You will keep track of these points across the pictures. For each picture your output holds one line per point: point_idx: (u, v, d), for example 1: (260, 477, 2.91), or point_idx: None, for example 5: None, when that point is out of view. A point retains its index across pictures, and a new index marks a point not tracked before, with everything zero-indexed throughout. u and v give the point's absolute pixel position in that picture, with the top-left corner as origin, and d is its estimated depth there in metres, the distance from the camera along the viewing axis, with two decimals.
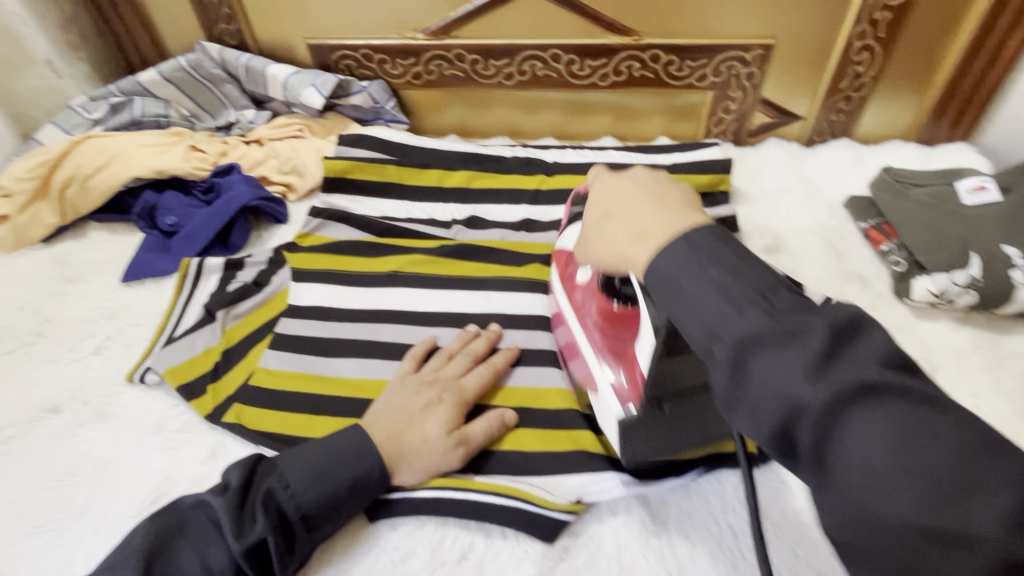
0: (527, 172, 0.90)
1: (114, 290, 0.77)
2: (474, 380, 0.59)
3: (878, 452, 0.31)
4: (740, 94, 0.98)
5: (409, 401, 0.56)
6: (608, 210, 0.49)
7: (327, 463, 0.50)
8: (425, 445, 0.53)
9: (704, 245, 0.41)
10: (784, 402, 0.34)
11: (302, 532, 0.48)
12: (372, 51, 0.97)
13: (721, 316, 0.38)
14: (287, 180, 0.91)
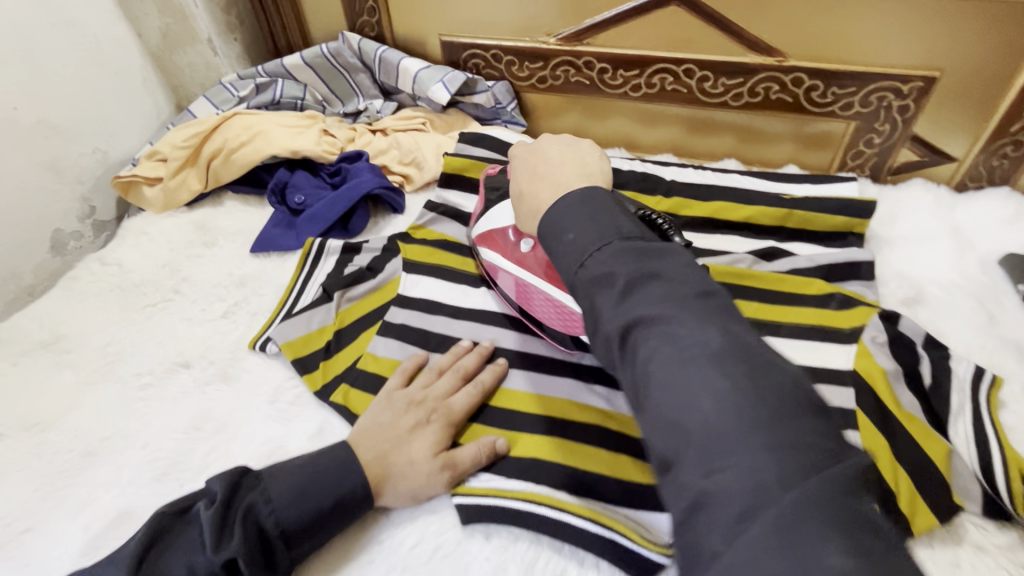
0: (643, 189, 0.88)
1: (244, 259, 0.82)
2: (465, 401, 0.59)
3: (704, 419, 0.37)
4: (888, 128, 0.90)
5: (397, 420, 0.57)
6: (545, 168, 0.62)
7: (309, 484, 0.51)
8: (411, 467, 0.54)
9: (597, 204, 0.50)
10: (637, 377, 0.41)
11: (280, 548, 0.49)
12: (502, 52, 0.98)
13: (593, 239, 0.48)
14: (406, 171, 0.94)
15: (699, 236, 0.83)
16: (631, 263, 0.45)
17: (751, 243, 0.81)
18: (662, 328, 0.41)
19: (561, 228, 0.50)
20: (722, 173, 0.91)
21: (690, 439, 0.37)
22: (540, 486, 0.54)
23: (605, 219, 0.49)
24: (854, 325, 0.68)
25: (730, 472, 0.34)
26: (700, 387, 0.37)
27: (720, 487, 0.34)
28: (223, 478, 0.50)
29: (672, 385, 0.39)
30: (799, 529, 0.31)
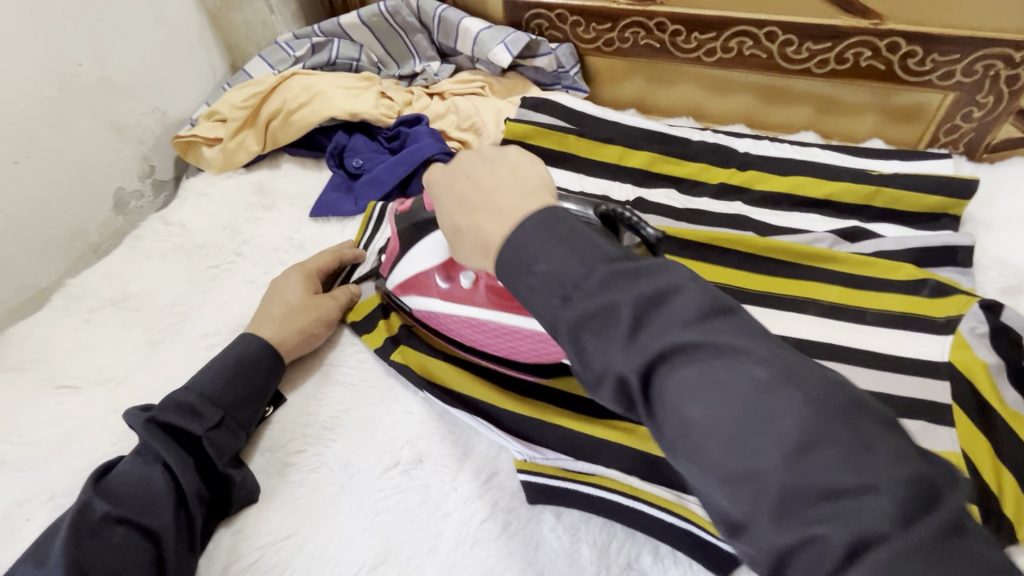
0: (716, 161, 0.83)
1: (303, 223, 0.82)
2: (319, 260, 0.70)
3: (705, 393, 0.32)
4: (991, 100, 0.82)
5: (275, 297, 0.65)
6: (456, 226, 0.47)
7: (225, 364, 0.57)
8: (309, 310, 0.64)
9: (553, 221, 0.40)
10: (638, 372, 0.35)
11: (211, 409, 0.54)
12: (568, 12, 0.93)
13: (568, 267, 0.38)
14: (464, 137, 0.91)
15: (776, 212, 0.78)
16: (583, 250, 0.38)
17: (832, 223, 0.76)
18: (632, 315, 0.35)
19: (532, 256, 0.39)
20: (800, 147, 0.85)
21: (716, 429, 0.32)
22: (611, 470, 0.51)
23: (582, 241, 0.39)
24: (950, 317, 0.63)
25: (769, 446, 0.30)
26: (708, 361, 0.33)
27: (758, 464, 0.30)
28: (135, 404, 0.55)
29: (606, 348, 0.36)
30: (750, 460, 0.31)
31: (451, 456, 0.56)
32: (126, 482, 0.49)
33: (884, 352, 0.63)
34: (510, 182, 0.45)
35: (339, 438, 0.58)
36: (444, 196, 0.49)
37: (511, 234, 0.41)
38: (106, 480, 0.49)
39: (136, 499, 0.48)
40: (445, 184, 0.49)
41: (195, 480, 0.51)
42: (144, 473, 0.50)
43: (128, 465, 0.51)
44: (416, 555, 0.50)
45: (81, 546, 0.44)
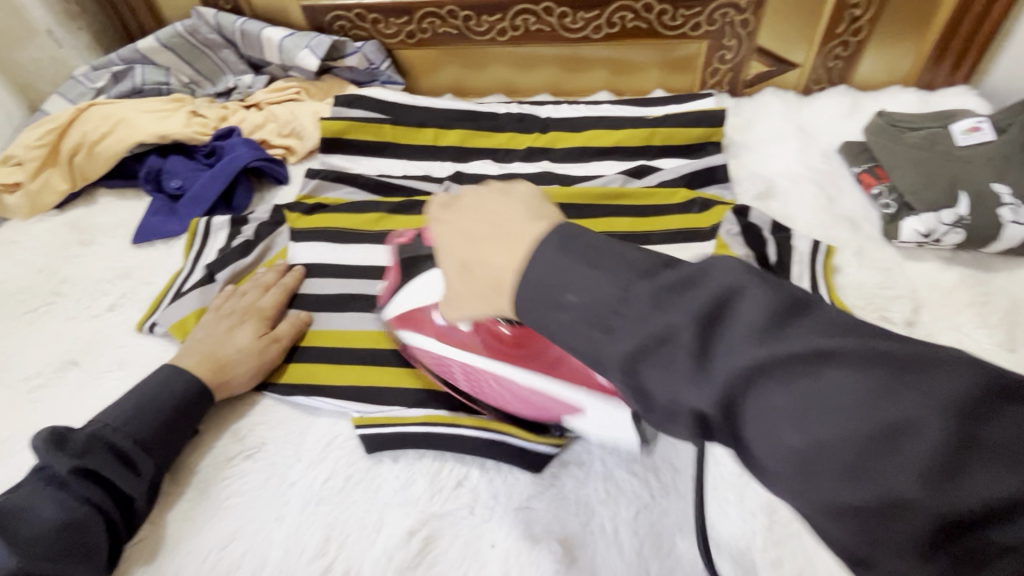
0: (521, 129, 0.92)
1: (126, 252, 0.81)
2: (271, 300, 0.67)
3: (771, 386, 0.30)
4: (735, 43, 0.97)
5: (211, 331, 0.63)
6: (462, 262, 0.43)
7: (147, 400, 0.55)
8: (240, 352, 0.61)
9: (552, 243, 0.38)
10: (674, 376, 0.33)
11: (144, 457, 0.53)
12: (365, 11, 0.97)
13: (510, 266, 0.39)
14: (286, 142, 0.93)
15: (576, 164, 0.88)
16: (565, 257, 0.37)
17: (623, 165, 0.87)
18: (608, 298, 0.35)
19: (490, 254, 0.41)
20: (592, 105, 0.95)
21: (843, 457, 0.28)
22: (434, 410, 0.58)
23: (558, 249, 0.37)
24: (710, 227, 0.75)
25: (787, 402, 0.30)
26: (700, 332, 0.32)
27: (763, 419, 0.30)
28: (40, 435, 0.50)
29: (764, 391, 0.30)
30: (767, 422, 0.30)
31: (292, 433, 0.60)
32: (42, 530, 0.46)
33: None
34: (515, 211, 0.44)
35: None
36: (457, 240, 0.45)
37: (531, 261, 0.38)
38: (13, 524, 0.46)
39: (60, 544, 0.46)
40: (449, 219, 0.47)
41: (111, 514, 0.50)
42: (69, 517, 0.47)
43: (40, 509, 0.47)
44: (265, 525, 0.53)
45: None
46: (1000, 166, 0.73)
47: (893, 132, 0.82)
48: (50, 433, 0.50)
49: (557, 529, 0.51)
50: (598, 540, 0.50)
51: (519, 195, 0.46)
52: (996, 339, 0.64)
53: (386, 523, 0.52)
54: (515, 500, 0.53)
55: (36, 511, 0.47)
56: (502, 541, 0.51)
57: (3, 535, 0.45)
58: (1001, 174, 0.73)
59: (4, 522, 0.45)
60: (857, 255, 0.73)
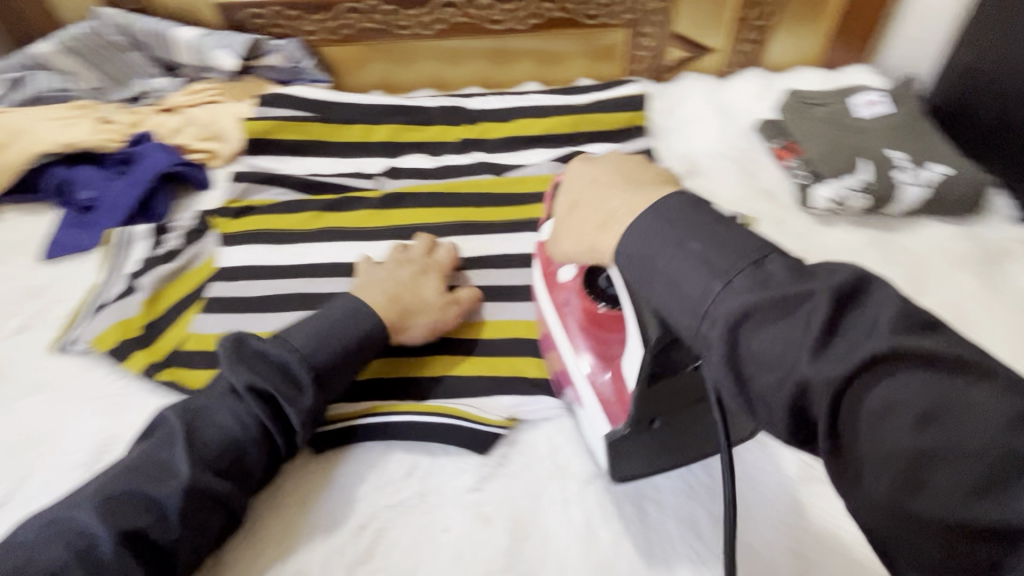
0: (452, 121, 0.92)
1: (34, 269, 0.75)
2: (445, 255, 0.67)
3: (791, 331, 0.33)
4: (653, 30, 1.01)
5: (396, 273, 0.62)
6: (574, 200, 0.48)
7: (327, 327, 0.54)
8: (426, 303, 0.60)
9: (676, 218, 0.40)
10: (702, 289, 0.37)
11: (317, 385, 0.51)
12: (283, 8, 0.94)
13: (671, 262, 0.39)
14: (208, 146, 0.89)
15: (510, 153, 0.89)
16: (682, 227, 0.40)
17: (554, 152, 0.89)
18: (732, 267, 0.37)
19: (651, 250, 0.40)
20: (521, 94, 0.97)
21: (886, 432, 0.29)
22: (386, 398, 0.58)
23: (684, 227, 0.40)
24: None
25: (858, 403, 0.31)
26: (772, 318, 0.34)
27: (844, 403, 0.31)
28: (231, 337, 0.52)
29: (783, 332, 0.33)
30: (842, 400, 0.31)
31: None
32: (210, 444, 0.48)
33: None
34: (637, 174, 0.48)
35: (110, 463, 0.57)
36: (584, 186, 0.48)
37: (629, 227, 0.42)
38: (195, 435, 0.48)
39: (217, 463, 0.47)
40: (585, 169, 0.50)
41: (271, 437, 0.50)
42: (231, 433, 0.49)
43: (217, 419, 0.49)
44: None
45: (164, 522, 0.44)
46: (894, 135, 0.80)
47: (802, 109, 0.88)
48: (240, 336, 0.53)
49: (509, 508, 0.52)
50: (549, 512, 0.51)
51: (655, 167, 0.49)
52: (903, 292, 0.70)
53: (336, 520, 0.51)
54: (466, 484, 0.53)
55: (211, 424, 0.49)
56: (456, 525, 0.51)
57: (173, 445, 0.47)
58: (895, 142, 0.79)
59: (189, 426, 0.48)
60: (776, 224, 0.77)
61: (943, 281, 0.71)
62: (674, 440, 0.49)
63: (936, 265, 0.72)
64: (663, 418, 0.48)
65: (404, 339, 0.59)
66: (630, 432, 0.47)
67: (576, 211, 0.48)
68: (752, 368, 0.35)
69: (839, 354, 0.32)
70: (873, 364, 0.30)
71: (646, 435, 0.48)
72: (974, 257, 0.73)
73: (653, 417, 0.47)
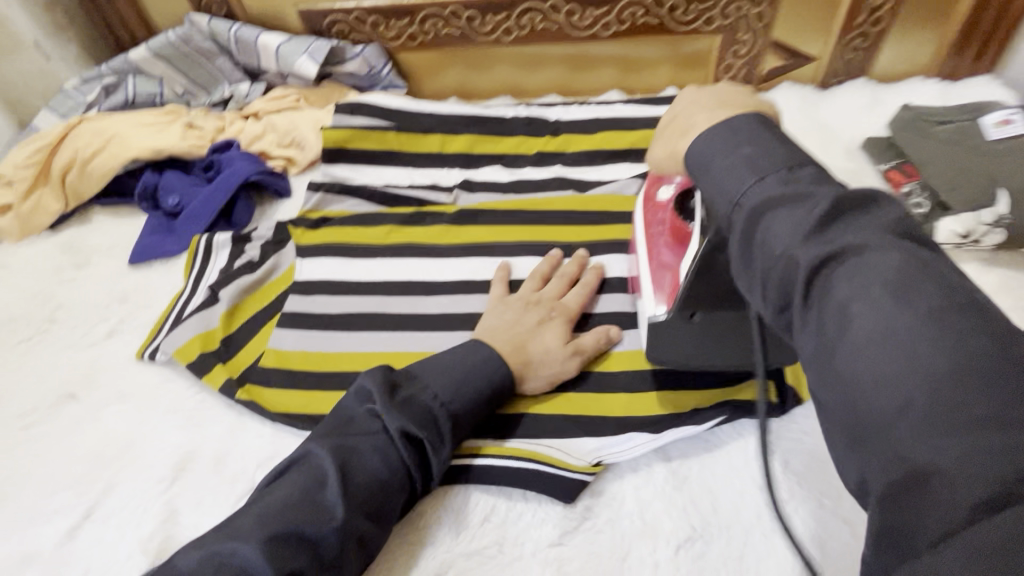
0: (531, 133, 0.88)
1: (123, 274, 0.77)
2: (576, 298, 0.62)
3: (877, 295, 0.29)
4: (750, 37, 0.93)
5: (521, 317, 0.59)
6: (685, 129, 0.44)
7: (466, 373, 0.52)
8: (548, 355, 0.56)
9: (771, 152, 0.39)
10: (783, 235, 0.34)
11: (455, 433, 0.50)
12: (365, 14, 0.93)
13: (738, 180, 0.38)
14: (286, 154, 0.89)
15: (590, 168, 0.85)
16: (759, 160, 0.38)
17: (639, 169, 0.83)
18: (822, 203, 0.34)
19: (711, 155, 0.41)
20: (604, 105, 0.92)
21: (935, 443, 0.26)
22: (470, 440, 0.55)
23: (763, 157, 0.38)
24: None
25: (890, 370, 0.28)
26: (867, 281, 0.30)
27: (884, 379, 0.28)
28: (376, 374, 0.51)
29: (860, 287, 0.30)
30: (880, 376, 0.28)
31: None
32: (364, 488, 0.45)
33: None
34: (740, 102, 0.44)
35: (189, 479, 0.57)
36: (685, 105, 0.46)
37: (693, 141, 0.42)
38: (351, 480, 0.45)
39: (369, 508, 0.45)
40: (691, 91, 0.48)
41: (413, 481, 0.48)
42: (386, 479, 0.47)
43: (369, 461, 0.46)
44: None
45: (319, 563, 0.42)
46: None
47: (923, 126, 0.79)
48: (383, 375, 0.51)
49: (593, 569, 0.48)
50: None
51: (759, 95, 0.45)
52: None
53: (410, 565, 0.49)
54: (547, 536, 0.50)
55: (361, 466, 0.46)
56: None
57: (328, 486, 0.45)
58: None
59: (343, 468, 0.45)
60: None
61: None
62: (720, 347, 0.52)
63: None
64: (704, 312, 0.51)
65: (525, 390, 0.56)
66: (672, 316, 0.52)
67: (670, 128, 0.47)
68: (835, 337, 0.30)
69: (905, 316, 0.28)
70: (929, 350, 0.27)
71: (686, 323, 0.52)
72: None
73: (692, 309, 0.51)
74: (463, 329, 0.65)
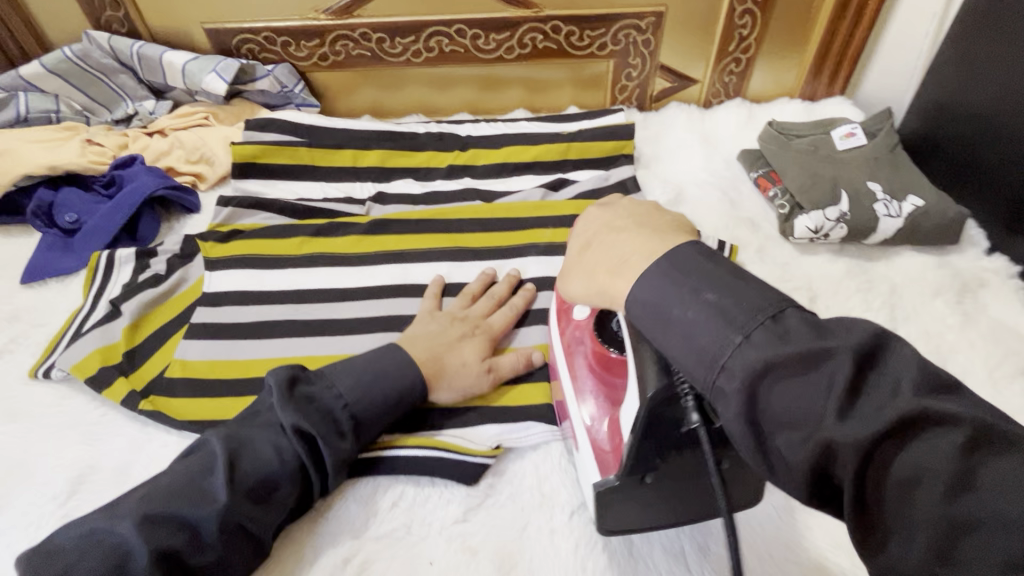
0: (441, 147, 0.93)
1: (13, 293, 0.74)
2: (500, 320, 0.65)
3: (818, 387, 0.32)
4: (639, 61, 1.03)
5: (444, 330, 0.61)
6: (588, 243, 0.49)
7: (373, 375, 0.54)
8: (464, 367, 0.59)
9: (681, 262, 0.40)
10: (686, 318, 0.38)
11: (355, 434, 0.52)
12: (275, 34, 0.95)
13: (678, 299, 0.39)
14: (195, 169, 0.89)
15: (498, 179, 0.90)
16: (693, 274, 0.39)
17: (543, 179, 0.90)
18: (762, 304, 0.36)
19: (669, 303, 0.39)
20: (511, 122, 0.98)
21: (882, 460, 0.31)
22: (389, 435, 0.56)
23: (691, 274, 0.39)
24: None
25: (857, 448, 0.31)
26: (815, 373, 0.33)
27: (856, 422, 0.31)
28: (281, 372, 0.52)
29: (822, 392, 0.32)
30: (838, 421, 0.31)
31: None
32: (250, 476, 0.47)
33: None
34: (652, 220, 0.47)
35: (85, 495, 0.55)
36: (597, 230, 0.50)
37: (638, 291, 0.41)
38: (238, 467, 0.47)
39: (255, 497, 0.46)
40: (599, 214, 0.51)
41: (307, 475, 0.49)
42: (276, 469, 0.48)
43: (261, 449, 0.48)
44: None
45: (192, 547, 0.43)
46: (871, 167, 0.83)
47: (783, 139, 0.90)
48: (291, 373, 0.52)
49: (494, 541, 0.51)
50: (535, 544, 0.51)
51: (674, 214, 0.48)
52: (884, 321, 0.71)
53: (319, 553, 0.50)
54: (451, 515, 0.53)
55: (252, 455, 0.48)
56: (440, 558, 0.50)
57: (215, 471, 0.46)
58: (873, 174, 0.82)
59: (232, 456, 0.47)
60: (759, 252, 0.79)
61: (921, 310, 0.72)
62: (684, 484, 0.46)
63: (913, 294, 0.74)
64: (658, 476, 0.45)
65: (437, 400, 0.58)
66: (622, 484, 0.45)
67: (588, 254, 0.49)
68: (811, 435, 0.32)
69: (841, 408, 0.32)
70: (881, 412, 0.31)
71: (637, 487, 0.46)
72: (950, 287, 0.74)
73: (645, 473, 0.45)
74: (374, 331, 0.68)
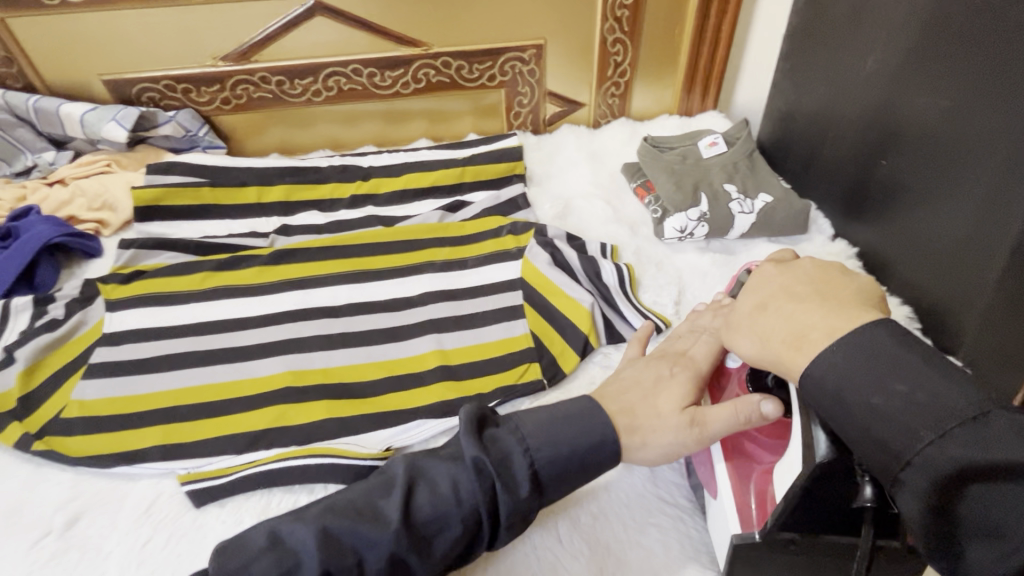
0: (344, 179, 0.97)
1: None
2: (704, 353, 0.56)
3: None
4: (528, 89, 1.12)
5: (642, 374, 0.55)
6: (766, 302, 0.50)
7: (562, 420, 0.49)
8: (660, 419, 0.50)
9: (881, 350, 0.41)
10: (907, 450, 0.38)
11: (529, 493, 0.45)
12: (174, 82, 0.99)
13: (902, 437, 0.38)
14: (98, 216, 0.90)
15: (400, 206, 0.96)
16: (939, 386, 0.38)
17: (442, 203, 0.96)
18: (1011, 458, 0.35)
19: (866, 385, 0.40)
20: (411, 151, 1.04)
21: None
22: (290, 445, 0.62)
23: (925, 403, 0.38)
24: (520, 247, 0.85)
25: None
26: None
27: None
28: (469, 407, 0.49)
29: None
30: None
31: (110, 502, 0.59)
32: (422, 510, 0.44)
33: (487, 280, 0.81)
34: (842, 291, 0.48)
35: None
36: (777, 290, 0.51)
37: (819, 365, 0.43)
38: (404, 500, 0.45)
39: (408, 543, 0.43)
40: (775, 274, 0.53)
41: (478, 528, 0.45)
42: (432, 514, 0.44)
43: (433, 484, 0.45)
44: None
45: None
46: (730, 171, 0.94)
47: (657, 151, 1.00)
48: (477, 411, 0.49)
49: None
50: None
51: (857, 280, 0.50)
52: None
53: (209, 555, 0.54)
54: None
55: (413, 490, 0.45)
56: None
57: (391, 492, 0.45)
58: (731, 176, 0.93)
59: (410, 481, 0.46)
60: (636, 253, 0.87)
61: None
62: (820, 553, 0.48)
63: None
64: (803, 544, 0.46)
65: (627, 461, 0.50)
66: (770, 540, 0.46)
67: (762, 313, 0.49)
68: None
69: None
70: None
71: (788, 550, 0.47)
72: None
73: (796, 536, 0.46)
74: (275, 354, 0.71)
